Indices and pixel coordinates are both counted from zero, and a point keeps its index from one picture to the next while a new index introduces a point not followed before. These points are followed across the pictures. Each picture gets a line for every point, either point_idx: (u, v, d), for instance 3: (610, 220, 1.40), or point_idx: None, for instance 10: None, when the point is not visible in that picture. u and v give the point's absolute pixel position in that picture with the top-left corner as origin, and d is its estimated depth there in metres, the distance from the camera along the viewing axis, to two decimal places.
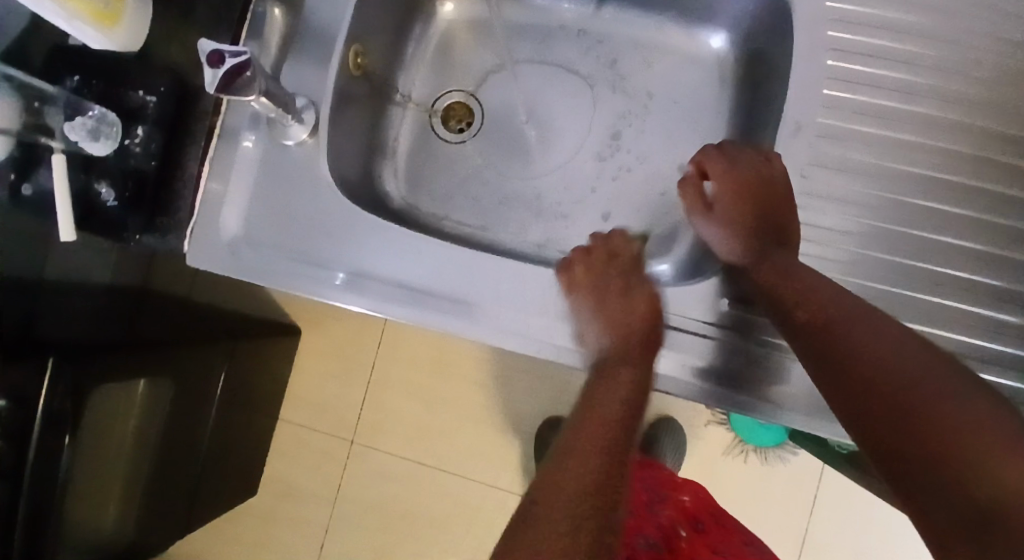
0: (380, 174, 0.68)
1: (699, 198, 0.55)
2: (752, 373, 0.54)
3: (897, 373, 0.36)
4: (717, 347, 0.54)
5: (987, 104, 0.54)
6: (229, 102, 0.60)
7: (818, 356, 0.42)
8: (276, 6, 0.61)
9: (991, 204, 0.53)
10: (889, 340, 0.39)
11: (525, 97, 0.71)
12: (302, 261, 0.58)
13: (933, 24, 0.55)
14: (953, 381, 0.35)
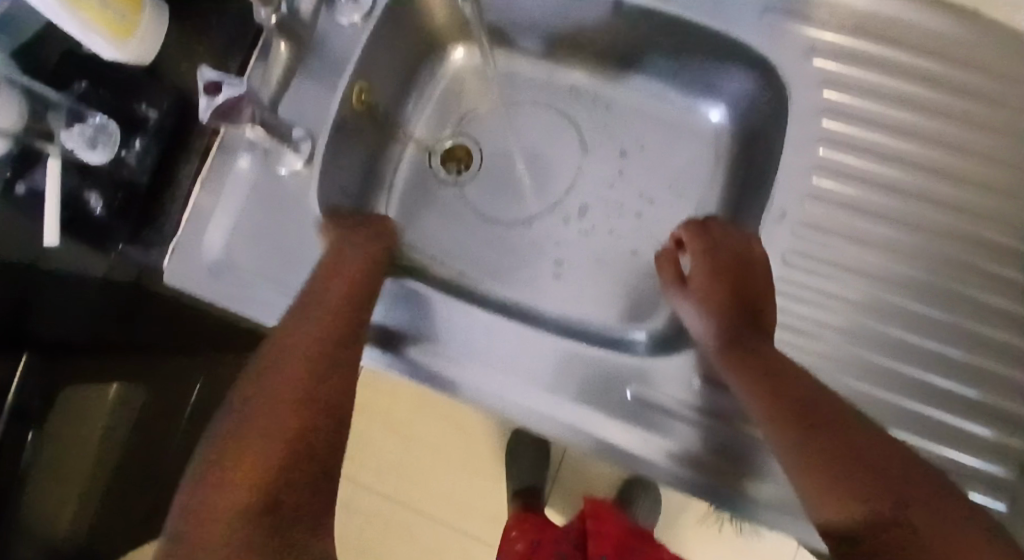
0: (373, 208, 0.69)
1: (675, 274, 0.56)
2: (728, 465, 0.53)
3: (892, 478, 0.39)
4: (689, 430, 0.54)
5: (976, 212, 0.54)
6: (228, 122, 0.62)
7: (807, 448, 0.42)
8: (280, 39, 0.59)
9: (970, 312, 0.53)
10: (882, 450, 0.41)
11: (523, 149, 0.72)
12: (280, 291, 0.58)
13: (928, 127, 0.55)
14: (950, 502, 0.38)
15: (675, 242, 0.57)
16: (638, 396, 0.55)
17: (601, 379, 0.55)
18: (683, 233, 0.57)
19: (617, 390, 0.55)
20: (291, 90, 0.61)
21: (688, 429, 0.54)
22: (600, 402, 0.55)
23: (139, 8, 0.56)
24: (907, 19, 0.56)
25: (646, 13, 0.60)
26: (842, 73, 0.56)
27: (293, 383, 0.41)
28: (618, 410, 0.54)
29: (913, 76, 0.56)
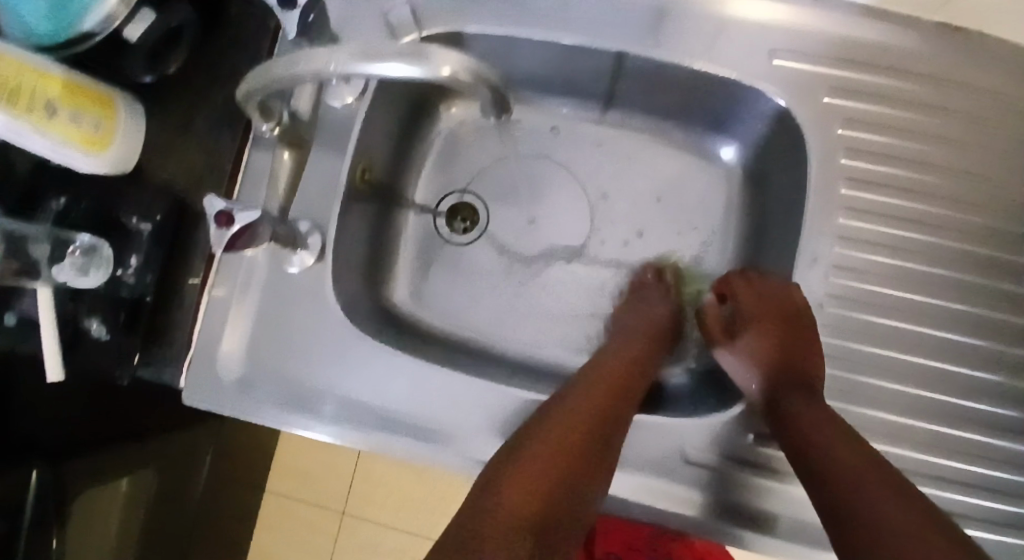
0: (382, 282, 0.66)
1: (719, 329, 0.57)
2: (768, 510, 0.53)
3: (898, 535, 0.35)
4: (725, 480, 0.53)
5: (997, 237, 0.55)
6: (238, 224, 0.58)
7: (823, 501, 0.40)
8: (284, 147, 0.56)
9: (1004, 336, 0.54)
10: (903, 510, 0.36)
11: (532, 203, 0.70)
12: (301, 392, 0.55)
13: (944, 156, 0.55)
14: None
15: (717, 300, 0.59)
16: (671, 453, 0.53)
17: (633, 438, 0.53)
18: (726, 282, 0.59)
19: (650, 448, 0.53)
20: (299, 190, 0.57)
21: (727, 481, 0.53)
22: (633, 463, 0.53)
23: (113, 111, 0.51)
24: (914, 46, 0.55)
25: (650, 64, 0.58)
26: (857, 108, 0.55)
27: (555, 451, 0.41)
28: (652, 468, 0.53)
29: (924, 104, 0.55)
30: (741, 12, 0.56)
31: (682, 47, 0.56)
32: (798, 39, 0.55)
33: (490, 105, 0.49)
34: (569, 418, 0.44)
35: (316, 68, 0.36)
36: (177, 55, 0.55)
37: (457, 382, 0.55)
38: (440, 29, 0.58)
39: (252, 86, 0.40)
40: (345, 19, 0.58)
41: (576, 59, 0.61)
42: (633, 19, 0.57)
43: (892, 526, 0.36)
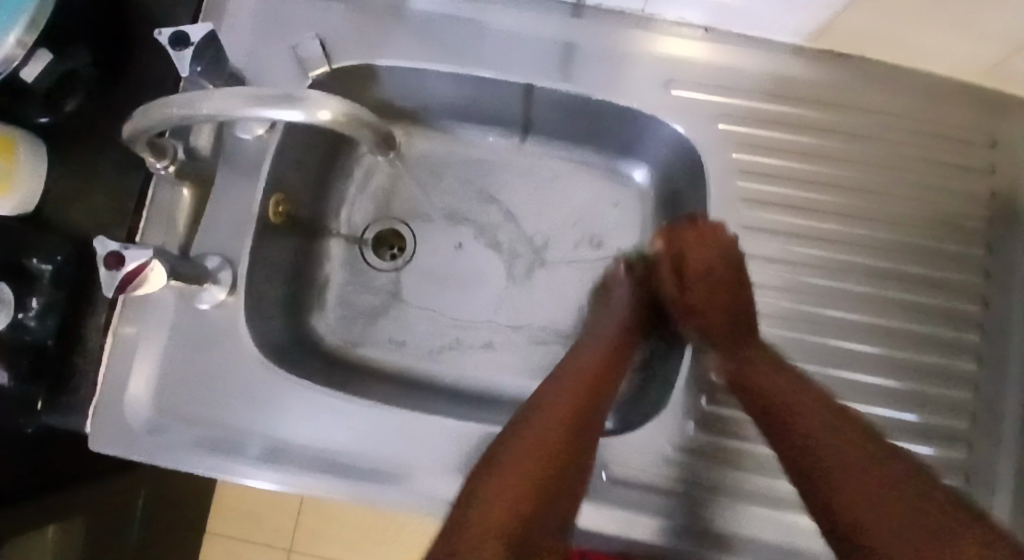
0: (308, 315, 0.66)
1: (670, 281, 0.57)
2: (707, 525, 0.53)
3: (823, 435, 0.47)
4: (654, 498, 0.54)
5: (890, 249, 0.58)
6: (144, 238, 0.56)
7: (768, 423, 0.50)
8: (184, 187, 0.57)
9: (902, 343, 0.57)
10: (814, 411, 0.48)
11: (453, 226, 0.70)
12: (220, 432, 0.54)
13: (834, 174, 0.58)
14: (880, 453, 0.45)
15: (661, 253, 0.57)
16: (601, 474, 0.54)
17: None
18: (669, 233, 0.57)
19: None
20: (200, 229, 0.57)
21: (656, 498, 0.54)
22: None
23: (15, 154, 0.51)
24: (801, 73, 0.59)
25: (555, 96, 0.60)
26: (749, 133, 0.58)
27: (548, 440, 0.47)
28: (586, 491, 0.54)
29: (815, 127, 0.58)
30: (637, 47, 0.58)
31: (585, 79, 0.58)
32: (693, 71, 0.58)
33: (381, 153, 0.49)
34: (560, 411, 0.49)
35: (193, 111, 0.35)
36: (74, 95, 0.54)
37: (384, 415, 0.55)
38: (349, 63, 0.59)
39: (135, 125, 0.39)
40: (254, 54, 0.59)
41: (486, 92, 0.62)
42: (539, 50, 0.59)
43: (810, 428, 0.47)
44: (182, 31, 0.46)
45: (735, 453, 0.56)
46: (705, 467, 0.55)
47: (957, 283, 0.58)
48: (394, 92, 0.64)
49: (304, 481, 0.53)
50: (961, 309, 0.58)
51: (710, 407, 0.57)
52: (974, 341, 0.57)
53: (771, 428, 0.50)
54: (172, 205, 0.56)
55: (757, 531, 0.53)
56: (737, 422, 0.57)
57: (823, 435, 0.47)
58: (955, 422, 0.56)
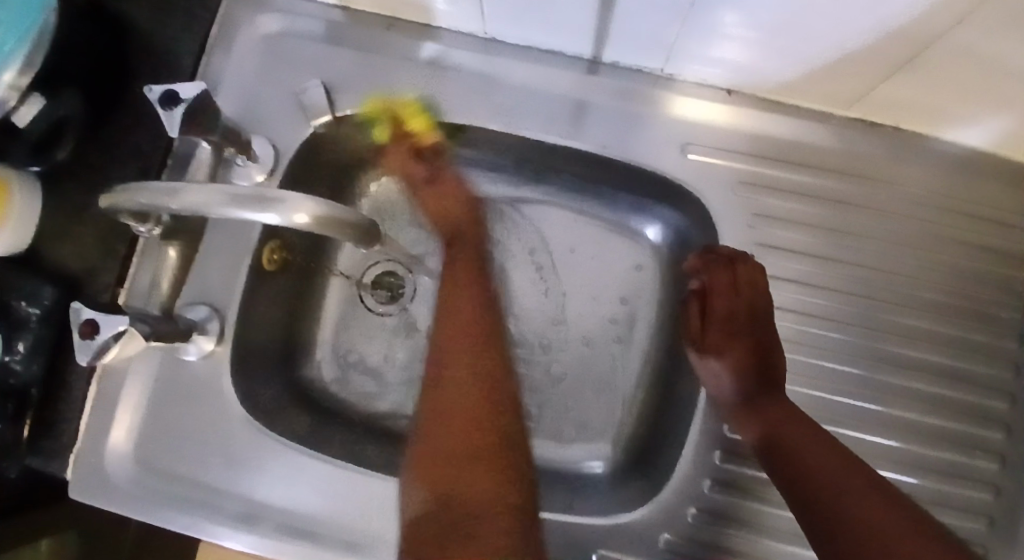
0: (302, 362, 0.64)
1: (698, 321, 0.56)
2: None
3: (852, 501, 0.42)
4: None
5: (908, 335, 0.55)
6: (129, 293, 0.54)
7: (786, 481, 0.46)
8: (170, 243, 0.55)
9: (920, 437, 0.53)
10: (840, 472, 0.44)
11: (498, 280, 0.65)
12: (201, 490, 0.53)
13: (856, 252, 0.55)
14: (907, 519, 0.40)
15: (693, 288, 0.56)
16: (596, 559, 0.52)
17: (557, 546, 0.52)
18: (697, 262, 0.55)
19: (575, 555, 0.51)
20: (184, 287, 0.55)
21: None
22: None
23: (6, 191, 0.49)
24: (828, 142, 0.55)
25: (565, 153, 0.57)
26: (769, 203, 0.55)
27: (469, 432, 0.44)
28: None
29: (839, 200, 0.55)
30: (654, 107, 0.55)
31: (596, 137, 0.55)
32: (712, 135, 0.55)
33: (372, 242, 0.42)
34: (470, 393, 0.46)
35: (163, 204, 0.32)
36: (65, 142, 0.52)
37: (369, 483, 0.53)
38: (353, 111, 0.56)
39: (110, 201, 0.36)
40: (256, 98, 0.57)
41: (494, 143, 0.60)
42: (550, 105, 0.56)
43: (836, 491, 0.43)
44: (173, 89, 0.44)
45: (734, 543, 0.53)
46: (701, 556, 0.52)
47: (980, 376, 0.54)
48: None
49: (280, 549, 0.51)
50: (984, 404, 0.54)
51: (712, 492, 0.53)
52: (996, 439, 0.54)
53: (783, 477, 0.47)
54: (156, 262, 0.54)
55: None
56: (741, 512, 0.53)
57: (854, 500, 0.42)
58: (971, 525, 0.53)
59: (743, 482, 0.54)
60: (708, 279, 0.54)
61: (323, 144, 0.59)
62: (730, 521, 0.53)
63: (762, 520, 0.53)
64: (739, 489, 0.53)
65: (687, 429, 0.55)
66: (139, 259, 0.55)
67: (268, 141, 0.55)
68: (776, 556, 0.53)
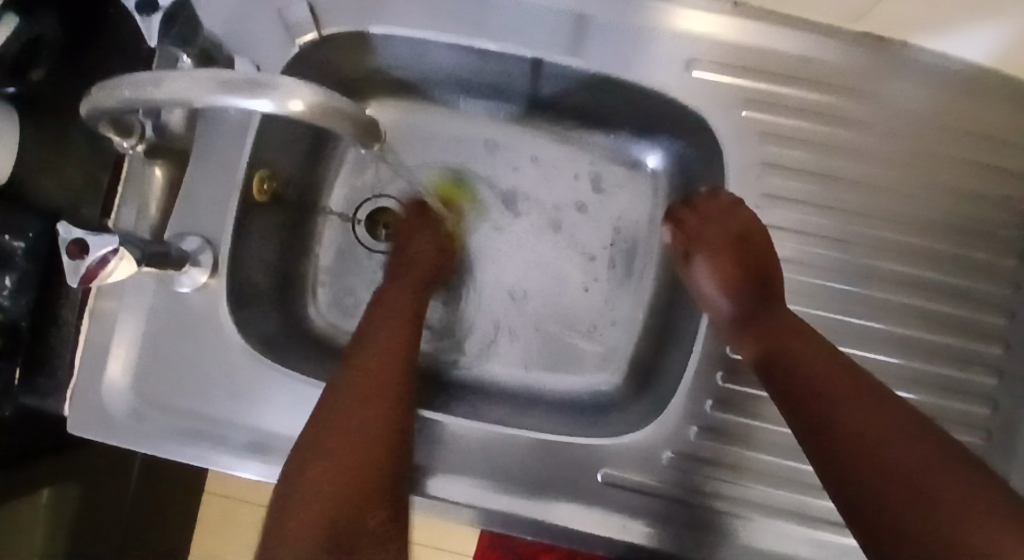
0: (298, 298, 0.63)
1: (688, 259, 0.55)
2: (708, 532, 0.51)
3: (864, 426, 0.39)
4: (654, 504, 0.52)
5: (911, 254, 0.54)
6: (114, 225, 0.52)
7: (798, 419, 0.43)
8: (155, 164, 0.53)
9: (922, 354, 0.54)
10: (850, 399, 0.41)
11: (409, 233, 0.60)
12: (200, 422, 0.52)
13: (859, 170, 0.54)
14: (921, 444, 0.37)
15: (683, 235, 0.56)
16: (601, 478, 0.52)
17: (563, 467, 0.52)
18: (683, 209, 0.56)
19: (579, 474, 0.52)
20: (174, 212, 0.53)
21: (656, 505, 0.52)
22: (569, 491, 0.51)
23: None
24: (832, 57, 0.54)
25: (564, 72, 0.56)
26: (774, 122, 0.54)
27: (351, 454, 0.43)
28: (585, 495, 0.51)
29: (843, 118, 0.54)
30: (655, 22, 0.54)
31: (596, 54, 0.53)
32: (715, 51, 0.53)
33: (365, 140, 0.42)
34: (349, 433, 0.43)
35: (150, 94, 0.31)
36: (40, 62, 0.50)
37: None
38: (340, 30, 0.54)
39: (90, 105, 0.35)
40: (241, 18, 0.54)
41: (488, 64, 0.58)
42: (549, 21, 0.54)
43: (848, 418, 0.40)
44: None
45: (739, 460, 0.53)
46: (703, 474, 0.52)
47: (981, 292, 0.54)
48: (391, 60, 0.60)
49: None
50: (984, 320, 0.54)
51: (715, 411, 0.53)
52: (993, 354, 0.54)
53: (795, 411, 0.43)
54: (141, 184, 0.53)
55: (760, 537, 0.52)
56: (743, 431, 0.54)
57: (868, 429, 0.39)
58: (970, 439, 0.53)
59: (745, 402, 0.54)
60: (694, 219, 0.55)
61: (311, 66, 0.56)
62: (731, 438, 0.53)
63: (764, 438, 0.54)
64: (741, 409, 0.54)
65: (691, 352, 0.55)
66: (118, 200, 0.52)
67: (252, 63, 0.52)
68: (778, 471, 0.53)
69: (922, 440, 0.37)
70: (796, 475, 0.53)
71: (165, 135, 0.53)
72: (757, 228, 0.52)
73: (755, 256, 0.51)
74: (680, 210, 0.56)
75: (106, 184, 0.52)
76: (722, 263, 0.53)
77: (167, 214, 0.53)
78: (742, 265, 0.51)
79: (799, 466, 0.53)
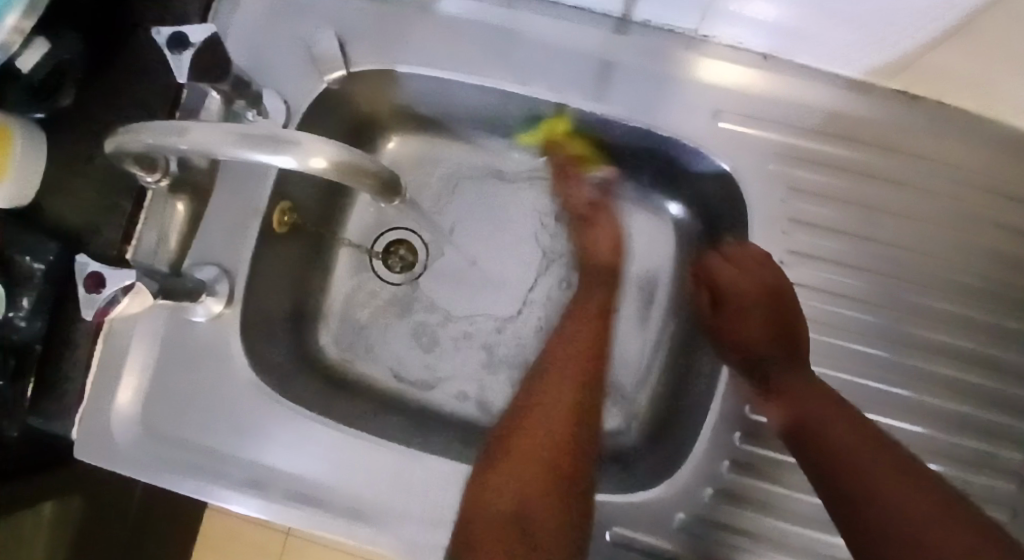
0: (310, 328, 0.62)
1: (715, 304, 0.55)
2: None
3: (905, 509, 0.37)
4: None
5: (939, 319, 0.53)
6: (133, 255, 0.52)
7: (833, 491, 0.42)
8: (178, 197, 0.54)
9: (947, 424, 0.52)
10: (891, 477, 0.39)
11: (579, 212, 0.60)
12: (204, 455, 0.51)
13: (888, 230, 0.53)
14: (971, 538, 0.35)
15: (709, 277, 0.55)
16: (609, 537, 0.50)
17: None
18: (715, 257, 0.54)
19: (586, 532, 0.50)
20: (192, 244, 0.54)
21: None
22: None
23: (8, 141, 0.46)
24: (865, 113, 0.53)
25: (587, 118, 0.55)
26: (801, 175, 0.53)
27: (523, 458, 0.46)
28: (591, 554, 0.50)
29: (870, 174, 0.53)
30: (686, 72, 0.53)
31: (620, 100, 0.53)
32: (745, 101, 0.53)
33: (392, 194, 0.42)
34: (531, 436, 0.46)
35: (176, 143, 0.31)
36: (68, 89, 0.50)
37: (376, 451, 0.51)
38: (366, 67, 0.54)
39: (114, 144, 0.35)
40: (271, 50, 0.54)
41: (512, 106, 0.57)
42: (575, 66, 0.53)
43: (885, 497, 0.38)
44: (182, 32, 0.42)
45: (751, 525, 0.52)
46: (717, 538, 0.51)
47: (1010, 363, 0.52)
48: (415, 98, 0.60)
49: (284, 514, 0.50)
50: (1014, 393, 0.52)
51: (730, 472, 0.52)
52: (1022, 430, 0.52)
53: (826, 483, 0.42)
54: (164, 215, 0.53)
55: None
56: (757, 494, 0.52)
57: (910, 513, 0.37)
58: (996, 517, 0.51)
59: (761, 463, 0.52)
60: (720, 265, 0.53)
61: (337, 102, 0.56)
62: (744, 502, 0.52)
63: (777, 502, 0.52)
64: (757, 471, 0.52)
65: (707, 408, 0.54)
66: (140, 233, 0.52)
67: (278, 97, 0.53)
68: (793, 540, 0.51)
69: (968, 531, 0.35)
70: (810, 543, 0.51)
71: (185, 167, 0.52)
72: (779, 274, 0.50)
73: (776, 293, 0.50)
74: (717, 255, 0.54)
75: (128, 211, 0.51)
76: (749, 301, 0.51)
77: (185, 243, 0.54)
78: (766, 311, 0.50)
79: (815, 534, 0.52)
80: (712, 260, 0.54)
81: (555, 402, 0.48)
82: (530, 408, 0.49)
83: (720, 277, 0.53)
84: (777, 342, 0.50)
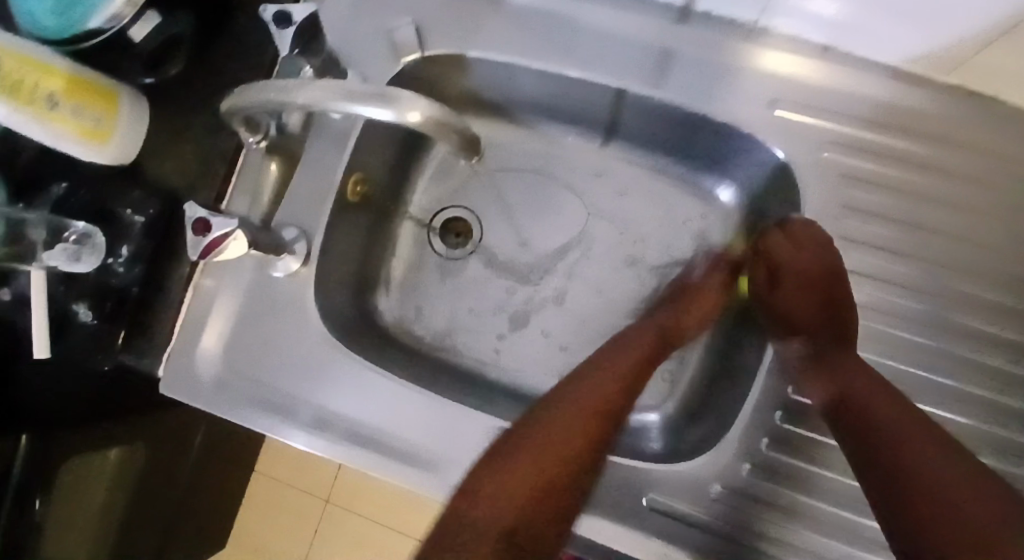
0: (373, 294, 0.67)
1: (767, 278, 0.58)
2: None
3: (929, 467, 0.40)
4: (697, 535, 0.52)
5: (990, 312, 0.53)
6: (227, 206, 0.57)
7: (858, 450, 0.45)
8: (271, 159, 0.58)
9: (998, 419, 0.52)
10: (914, 439, 0.42)
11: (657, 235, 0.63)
12: (274, 398, 0.56)
13: (939, 222, 0.54)
14: (990, 496, 0.38)
15: (768, 250, 0.57)
16: (646, 501, 0.53)
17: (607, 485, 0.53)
18: (774, 233, 0.56)
19: (625, 494, 0.53)
20: (281, 205, 0.58)
21: (698, 536, 0.52)
22: (615, 511, 0.52)
23: (116, 107, 0.50)
24: (921, 107, 0.54)
25: (646, 104, 0.58)
26: (854, 165, 0.54)
27: (542, 464, 0.48)
28: (629, 516, 0.52)
29: (923, 167, 0.54)
30: (743, 61, 0.55)
31: (679, 87, 0.56)
32: (802, 92, 0.55)
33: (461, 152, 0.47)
34: (550, 444, 0.49)
35: (291, 97, 0.37)
36: (176, 60, 0.56)
37: (434, 407, 0.55)
38: (441, 50, 0.58)
39: (231, 102, 0.40)
40: (353, 29, 0.59)
41: (574, 91, 0.61)
42: (637, 54, 0.56)
43: (908, 454, 0.42)
44: (286, 9, 0.48)
45: (789, 502, 0.53)
46: (753, 512, 0.53)
47: None
48: (482, 82, 0.63)
49: (344, 455, 0.54)
50: None
51: (770, 449, 0.53)
52: None
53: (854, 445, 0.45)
54: (258, 175, 0.58)
55: None
56: (797, 472, 0.53)
57: (931, 471, 0.40)
58: None
59: (801, 442, 0.54)
60: (773, 243, 0.56)
61: (412, 81, 0.60)
62: (783, 479, 0.53)
63: (817, 482, 0.53)
64: (797, 450, 0.54)
65: (750, 387, 0.56)
66: (235, 192, 0.57)
67: (359, 74, 0.57)
68: (833, 521, 0.52)
69: (986, 491, 0.38)
70: (850, 524, 0.52)
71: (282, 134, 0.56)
72: (834, 260, 0.52)
73: (833, 281, 0.52)
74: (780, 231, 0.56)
75: (222, 170, 0.56)
76: (812, 285, 0.53)
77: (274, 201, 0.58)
78: (824, 299, 0.53)
79: (854, 516, 0.52)
80: (772, 237, 0.56)
81: (580, 417, 0.51)
82: (567, 408, 0.51)
83: (769, 259, 0.56)
84: (833, 327, 0.52)
